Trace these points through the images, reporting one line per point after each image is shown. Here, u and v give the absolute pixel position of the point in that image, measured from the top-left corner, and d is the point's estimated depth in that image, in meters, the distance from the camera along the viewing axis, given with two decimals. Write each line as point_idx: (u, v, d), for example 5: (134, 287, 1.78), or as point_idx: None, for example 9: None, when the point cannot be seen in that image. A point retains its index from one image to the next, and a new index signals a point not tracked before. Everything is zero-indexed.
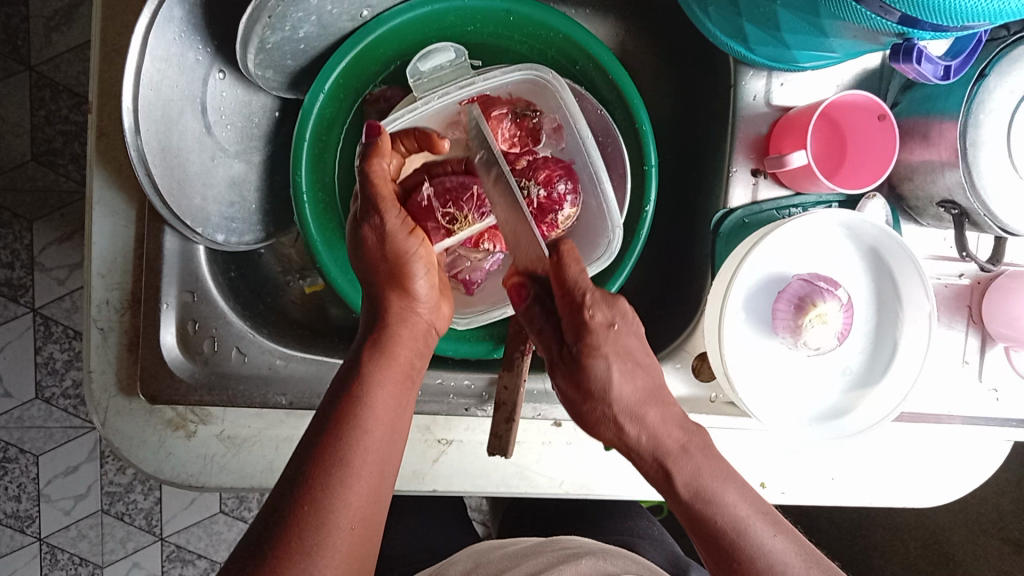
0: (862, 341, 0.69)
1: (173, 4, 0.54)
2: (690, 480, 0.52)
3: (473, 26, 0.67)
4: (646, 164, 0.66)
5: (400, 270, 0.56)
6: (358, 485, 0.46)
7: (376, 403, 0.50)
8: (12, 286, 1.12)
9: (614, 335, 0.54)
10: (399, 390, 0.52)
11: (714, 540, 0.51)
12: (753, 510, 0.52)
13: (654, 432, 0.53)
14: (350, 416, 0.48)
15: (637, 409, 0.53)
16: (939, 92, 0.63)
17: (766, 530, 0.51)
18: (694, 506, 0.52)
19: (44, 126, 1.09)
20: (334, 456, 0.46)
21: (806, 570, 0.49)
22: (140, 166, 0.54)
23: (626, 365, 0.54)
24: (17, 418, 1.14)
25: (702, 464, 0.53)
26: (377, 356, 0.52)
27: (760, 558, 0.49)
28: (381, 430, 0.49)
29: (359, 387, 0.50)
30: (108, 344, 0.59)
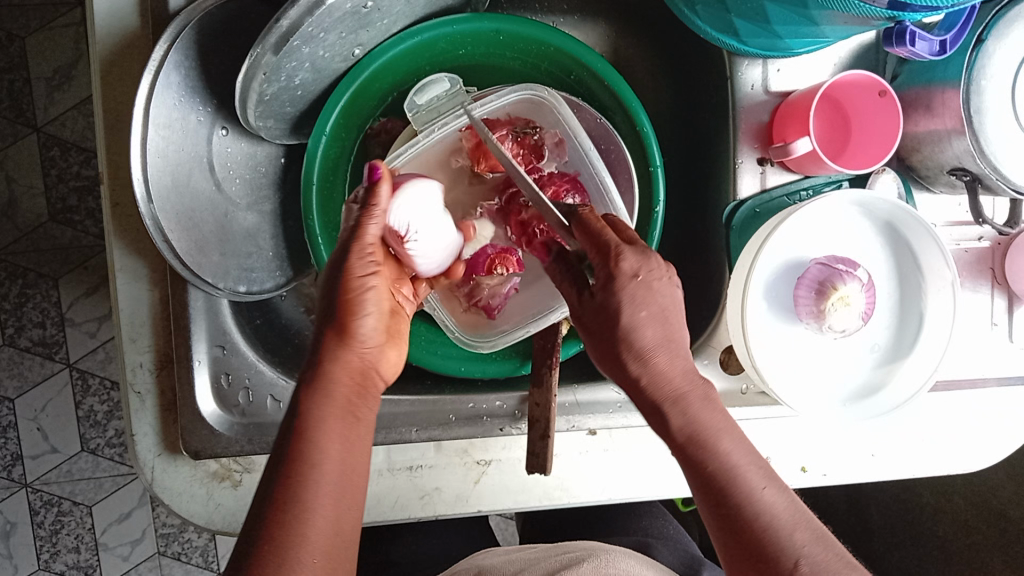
0: (887, 316, 0.68)
1: (169, 70, 0.55)
2: (689, 415, 0.49)
3: (464, 49, 0.67)
4: (651, 165, 0.67)
5: (349, 313, 0.51)
6: (315, 536, 0.43)
7: (317, 446, 0.46)
8: (46, 344, 1.15)
9: (642, 282, 0.49)
10: (344, 436, 0.47)
11: (706, 482, 0.49)
12: (745, 456, 0.49)
13: (664, 367, 0.49)
14: (298, 464, 0.45)
15: (654, 338, 0.50)
16: (937, 62, 0.63)
17: (759, 479, 0.48)
18: (688, 443, 0.49)
19: (58, 184, 1.12)
20: (285, 515, 0.43)
21: (793, 525, 0.47)
22: (158, 234, 0.55)
23: (652, 309, 0.50)
24: (67, 471, 1.17)
25: (703, 406, 0.50)
26: (314, 396, 0.48)
27: (748, 504, 0.47)
28: (329, 472, 0.45)
29: (302, 434, 0.46)
30: (145, 407, 0.61)
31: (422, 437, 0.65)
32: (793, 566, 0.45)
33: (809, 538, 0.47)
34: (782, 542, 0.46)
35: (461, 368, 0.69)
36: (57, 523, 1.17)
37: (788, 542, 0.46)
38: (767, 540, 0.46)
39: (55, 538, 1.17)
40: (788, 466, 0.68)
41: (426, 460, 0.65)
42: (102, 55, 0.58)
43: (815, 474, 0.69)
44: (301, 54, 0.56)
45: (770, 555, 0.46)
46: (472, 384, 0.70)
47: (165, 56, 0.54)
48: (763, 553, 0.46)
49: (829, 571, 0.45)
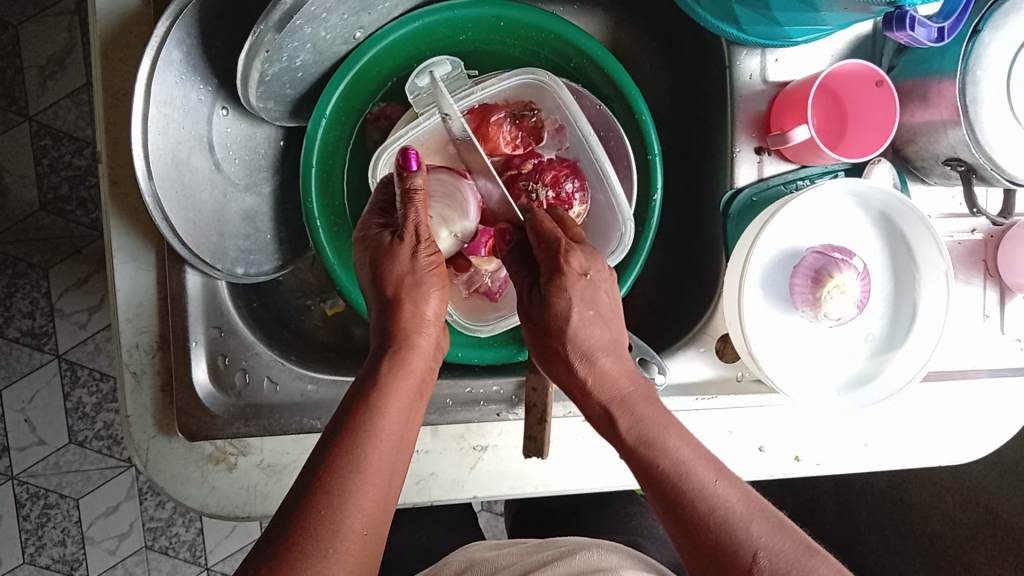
0: (881, 306, 0.69)
1: (172, 48, 0.54)
2: (632, 428, 0.51)
3: (464, 35, 0.68)
4: (649, 154, 0.67)
5: (409, 286, 0.55)
6: (370, 489, 0.45)
7: (389, 411, 0.49)
8: (35, 334, 1.14)
9: (587, 282, 0.55)
10: (407, 408, 0.50)
11: (658, 486, 0.48)
12: (694, 454, 0.49)
13: (604, 374, 0.53)
14: (364, 420, 0.47)
15: (595, 343, 0.54)
16: (934, 53, 0.63)
17: (710, 474, 0.48)
18: (639, 454, 0.49)
19: (49, 173, 1.11)
20: (346, 461, 0.45)
21: (747, 516, 0.46)
22: (157, 212, 0.55)
23: (586, 312, 0.54)
24: (54, 464, 1.16)
25: (651, 415, 0.51)
26: (390, 369, 0.52)
27: (698, 501, 0.46)
28: (392, 437, 0.48)
29: (373, 395, 0.49)
30: (141, 388, 0.60)
31: (419, 421, 0.65)
32: (751, 559, 0.44)
33: (765, 529, 0.45)
34: (737, 534, 0.45)
35: (460, 354, 0.67)
36: (43, 515, 1.16)
37: (743, 534, 0.45)
38: (721, 533, 0.45)
39: (41, 532, 1.16)
40: (783, 455, 0.69)
41: (422, 445, 0.64)
42: (103, 32, 0.58)
43: (810, 464, 0.69)
44: (303, 34, 0.56)
45: (727, 546, 0.45)
46: (469, 369, 0.70)
47: (167, 32, 0.53)
48: (719, 547, 0.45)
49: (789, 560, 0.44)
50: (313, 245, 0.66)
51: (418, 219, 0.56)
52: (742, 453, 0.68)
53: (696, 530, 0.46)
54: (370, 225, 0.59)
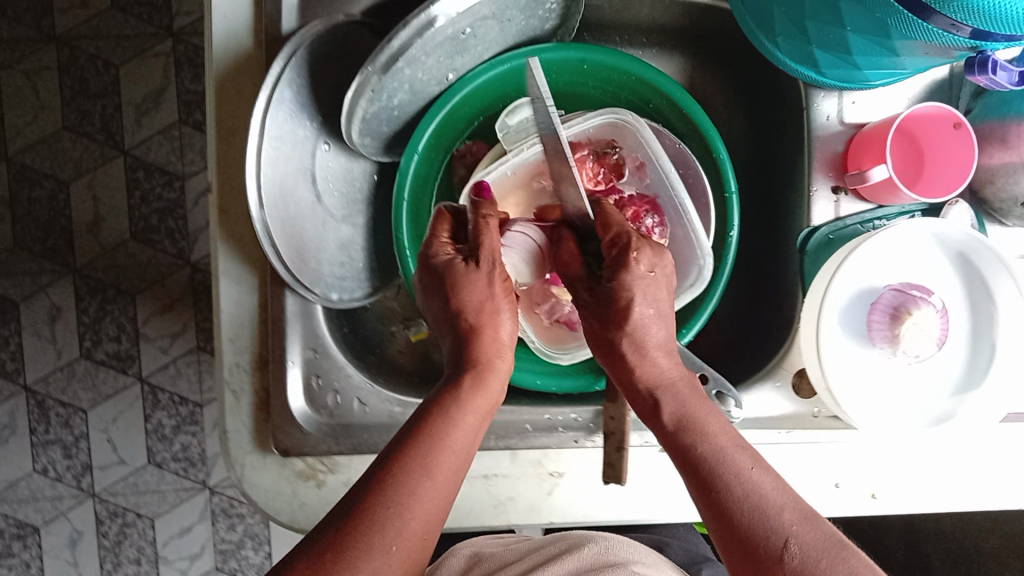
0: (960, 344, 0.69)
1: (284, 86, 0.59)
2: (676, 411, 0.55)
3: (549, 77, 0.71)
4: (727, 193, 0.69)
5: (490, 309, 0.58)
6: (432, 493, 0.48)
7: (463, 425, 0.52)
8: (120, 358, 1.19)
9: (648, 280, 0.58)
10: (479, 425, 0.54)
11: (698, 473, 0.51)
12: (730, 442, 0.52)
13: (658, 365, 0.57)
14: (440, 429, 0.51)
15: (653, 336, 0.58)
16: (1011, 96, 0.64)
17: (750, 464, 0.51)
18: (684, 437, 0.53)
19: (141, 205, 1.18)
20: (418, 463, 0.48)
21: (782, 507, 0.48)
22: (266, 238, 0.59)
23: (648, 309, 0.58)
24: (133, 483, 1.20)
25: (690, 401, 0.55)
26: (470, 386, 0.55)
27: (737, 485, 0.49)
28: (461, 450, 0.51)
29: (451, 408, 0.53)
30: (240, 404, 0.64)
31: (499, 445, 0.67)
32: (783, 545, 0.46)
33: (796, 521, 0.48)
34: (772, 520, 0.48)
35: (538, 381, 0.69)
36: (121, 533, 1.20)
37: (775, 521, 0.47)
38: (754, 521, 0.48)
39: (118, 549, 1.20)
40: (858, 492, 0.68)
41: (501, 469, 0.66)
42: (218, 72, 0.63)
43: (886, 502, 0.69)
44: (403, 75, 0.60)
45: (760, 533, 0.47)
46: (547, 397, 0.72)
47: (281, 72, 0.58)
48: (750, 534, 0.47)
49: (818, 549, 0.46)
50: (402, 273, 0.69)
51: (489, 248, 0.59)
52: (816, 488, 0.68)
53: (735, 516, 0.48)
54: (433, 250, 0.60)
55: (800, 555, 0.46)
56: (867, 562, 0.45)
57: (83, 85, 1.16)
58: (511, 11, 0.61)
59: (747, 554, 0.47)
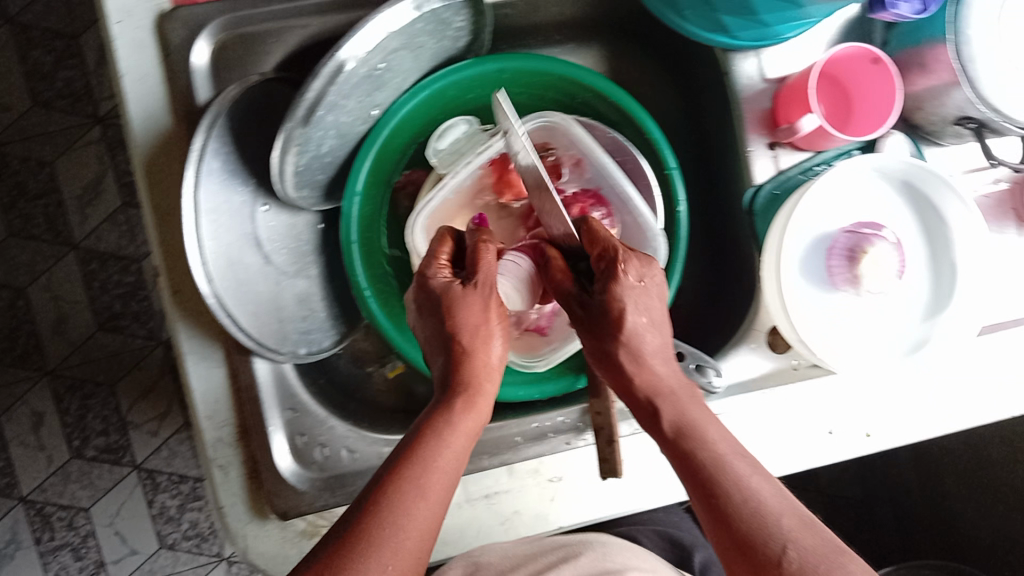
0: (921, 270, 0.70)
1: (210, 157, 0.59)
2: (673, 414, 0.53)
3: (472, 92, 0.71)
4: (667, 169, 0.69)
5: (482, 330, 0.58)
6: (426, 512, 0.48)
7: (452, 446, 0.51)
8: (111, 450, 1.18)
9: (639, 290, 0.57)
10: (468, 447, 0.53)
11: (695, 476, 0.49)
12: (731, 450, 0.51)
13: (654, 372, 0.56)
14: (430, 448, 0.50)
15: (648, 344, 0.57)
16: (922, 22, 0.65)
17: (747, 469, 0.49)
18: (681, 440, 0.52)
19: (102, 295, 1.16)
20: (410, 484, 0.48)
21: (780, 512, 0.46)
22: (221, 311, 0.59)
23: (642, 317, 0.57)
24: (148, 570, 1.19)
25: (694, 409, 0.54)
26: (460, 408, 0.54)
27: (737, 491, 0.47)
28: (453, 468, 0.51)
29: (440, 428, 0.52)
30: (230, 478, 0.63)
31: (495, 463, 0.67)
32: (781, 551, 0.44)
33: (796, 526, 0.46)
34: (770, 526, 0.45)
35: (521, 392, 0.69)
36: None
37: (775, 528, 0.45)
38: (754, 526, 0.46)
39: None
40: (852, 433, 0.70)
41: (502, 486, 0.66)
42: (143, 155, 0.62)
43: (881, 438, 0.70)
44: (326, 122, 0.59)
45: (758, 539, 0.45)
46: (534, 405, 0.72)
47: (204, 144, 0.58)
48: (751, 540, 0.45)
49: (818, 554, 0.44)
50: (366, 315, 0.69)
51: (487, 273, 0.59)
52: (811, 437, 0.70)
53: (730, 521, 0.47)
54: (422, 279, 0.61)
55: (799, 560, 0.44)
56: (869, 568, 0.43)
57: (21, 188, 1.15)
58: (420, 39, 0.60)
59: (748, 560, 0.45)
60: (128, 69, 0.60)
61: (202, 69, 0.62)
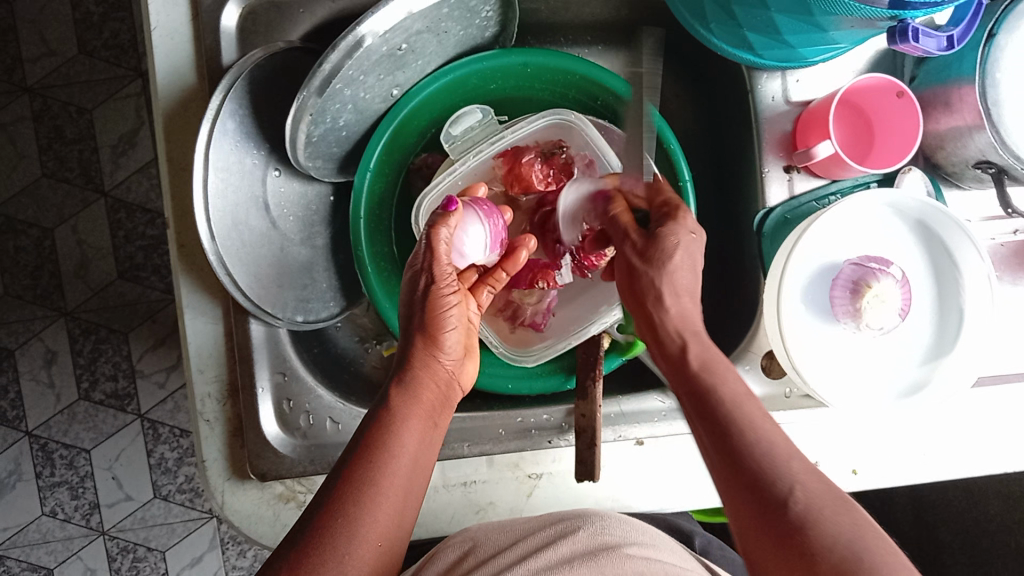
0: (927, 313, 0.69)
1: (226, 118, 0.60)
2: (702, 354, 0.53)
3: (495, 83, 0.71)
4: (681, 181, 0.70)
5: (432, 324, 0.58)
6: (385, 501, 0.48)
7: (405, 437, 0.52)
8: (118, 396, 1.21)
9: (693, 240, 0.56)
10: (422, 432, 0.54)
11: (715, 419, 0.48)
12: (750, 399, 0.50)
13: (687, 312, 0.56)
14: (381, 442, 0.51)
15: (681, 282, 0.56)
16: (952, 60, 0.64)
17: (761, 416, 0.48)
18: (702, 378, 0.51)
19: (125, 244, 1.19)
20: (363, 476, 0.48)
21: (791, 457, 0.45)
22: (221, 268, 0.60)
23: (687, 261, 0.56)
24: (141, 518, 1.21)
25: (712, 352, 0.54)
26: (403, 397, 0.55)
27: (749, 433, 0.46)
28: (410, 457, 0.51)
29: (388, 423, 0.53)
30: (214, 434, 0.65)
31: (474, 452, 0.68)
32: (788, 492, 0.43)
33: (805, 471, 0.45)
34: (779, 469, 0.44)
35: (510, 386, 0.70)
36: (133, 568, 1.21)
37: (785, 470, 0.44)
38: (765, 468, 0.45)
39: None
40: (839, 468, 0.69)
41: (480, 476, 0.67)
42: (164, 110, 0.63)
43: (868, 476, 0.69)
44: (344, 96, 0.61)
45: (768, 480, 0.44)
46: (521, 399, 0.72)
47: (221, 104, 0.59)
48: (761, 478, 0.44)
49: (824, 501, 0.42)
50: (366, 289, 0.70)
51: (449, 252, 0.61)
52: None
53: (741, 460, 0.46)
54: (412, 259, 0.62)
55: (805, 502, 0.42)
56: (871, 520, 0.42)
57: (59, 132, 1.17)
58: (446, 24, 0.61)
59: (756, 503, 0.43)
60: (160, 23, 0.63)
61: (230, 31, 0.64)
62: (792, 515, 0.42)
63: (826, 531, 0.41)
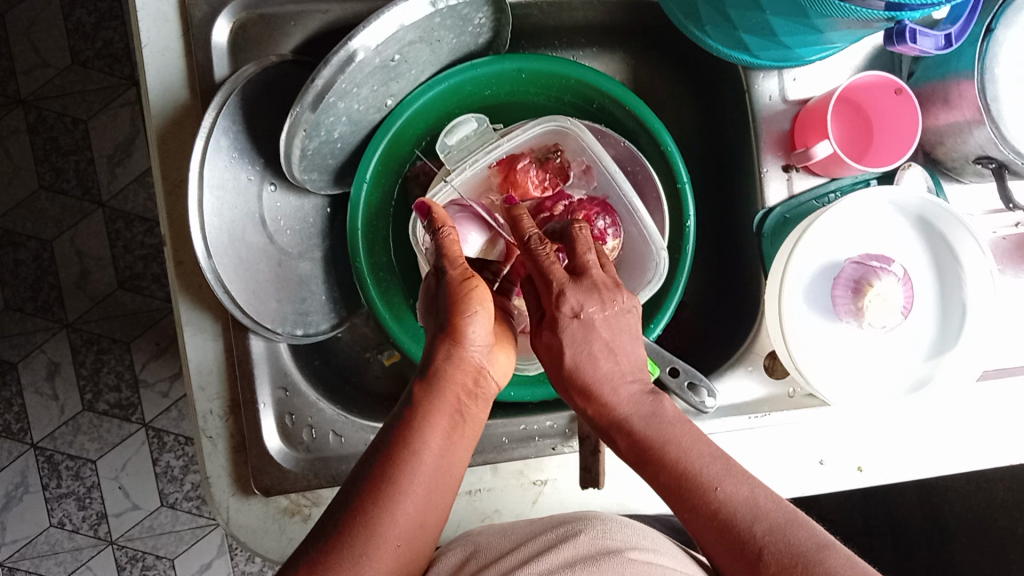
0: (929, 308, 0.68)
1: (219, 135, 0.59)
2: (634, 430, 0.52)
3: (490, 89, 0.71)
4: (679, 182, 0.69)
5: (455, 311, 0.56)
6: (406, 503, 0.48)
7: (429, 437, 0.51)
8: (122, 406, 1.21)
9: (579, 326, 0.54)
10: (447, 431, 0.53)
11: (669, 488, 0.49)
12: (702, 456, 0.50)
13: (611, 394, 0.54)
14: (405, 442, 0.51)
15: (592, 373, 0.54)
16: (950, 55, 0.64)
17: (716, 472, 0.49)
18: (648, 449, 0.51)
19: (125, 254, 1.19)
20: (383, 478, 0.49)
21: (751, 514, 0.46)
22: (219, 286, 0.59)
23: (583, 350, 0.54)
24: (148, 526, 1.21)
25: (650, 423, 0.52)
26: (429, 395, 0.54)
27: (704, 499, 0.47)
28: (433, 457, 0.51)
29: (413, 421, 0.52)
30: (217, 450, 0.65)
31: (478, 461, 0.67)
32: (757, 555, 0.44)
33: (767, 524, 0.45)
34: (741, 531, 0.45)
35: (512, 393, 0.70)
36: None
37: (746, 533, 0.45)
38: (728, 532, 0.46)
39: None
40: (844, 467, 0.68)
41: (485, 484, 0.67)
42: (158, 127, 0.63)
43: (873, 474, 0.69)
44: (337, 109, 0.60)
45: (735, 545, 0.45)
46: (524, 406, 0.72)
47: (214, 122, 0.58)
48: (728, 544, 0.46)
49: (793, 555, 0.43)
50: (365, 301, 0.70)
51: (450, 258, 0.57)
52: (802, 466, 0.68)
53: (705, 527, 0.47)
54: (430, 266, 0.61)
55: (775, 562, 0.44)
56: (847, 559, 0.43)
57: (55, 143, 1.17)
58: (438, 33, 0.60)
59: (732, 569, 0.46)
60: (150, 40, 0.62)
61: (221, 45, 0.64)
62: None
63: None
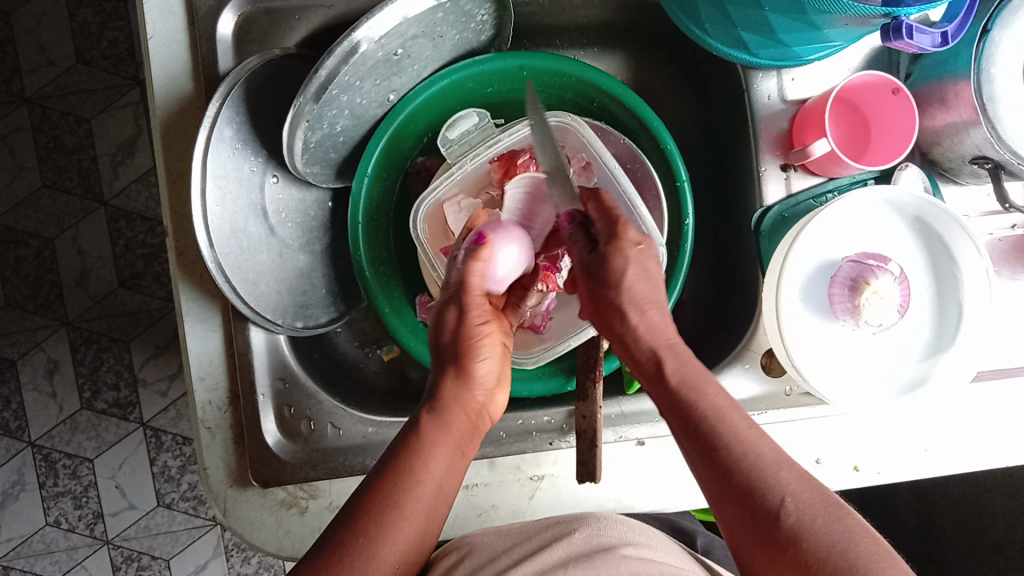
0: (925, 308, 0.69)
1: (223, 125, 0.60)
2: (677, 368, 0.54)
3: (492, 86, 0.72)
4: (678, 182, 0.69)
5: (466, 349, 0.58)
6: (407, 526, 0.48)
7: (432, 466, 0.52)
8: (121, 405, 1.21)
9: (642, 250, 0.59)
10: (449, 461, 0.54)
11: (695, 432, 0.50)
12: (730, 408, 0.51)
13: (654, 325, 0.57)
14: (409, 467, 0.51)
15: (641, 294, 0.58)
16: (947, 56, 0.64)
17: (743, 423, 0.49)
18: (682, 393, 0.52)
19: (126, 252, 1.19)
20: (387, 497, 0.49)
21: (775, 465, 0.46)
22: (220, 275, 0.60)
23: (639, 271, 0.58)
24: (145, 526, 1.21)
25: (691, 366, 0.54)
26: (433, 426, 0.54)
27: (731, 443, 0.48)
28: (434, 486, 0.51)
29: (418, 448, 0.53)
30: (216, 441, 0.65)
31: (477, 455, 0.68)
32: (779, 503, 0.44)
33: (791, 476, 0.46)
34: (766, 480, 0.46)
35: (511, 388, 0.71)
36: None
37: (771, 481, 0.45)
38: (752, 478, 0.46)
39: None
40: (840, 466, 0.68)
41: (481, 478, 0.67)
42: (162, 118, 0.64)
43: (870, 473, 0.69)
44: (340, 102, 0.60)
45: (756, 492, 0.45)
46: (521, 401, 0.72)
47: (218, 112, 0.59)
48: (748, 492, 0.45)
49: (812, 509, 0.44)
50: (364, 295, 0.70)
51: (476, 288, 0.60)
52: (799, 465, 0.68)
53: (727, 472, 0.47)
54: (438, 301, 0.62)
55: (796, 512, 0.44)
56: (862, 523, 0.43)
57: (58, 142, 1.18)
58: (441, 28, 0.61)
59: (747, 516, 0.45)
60: (156, 33, 0.63)
61: (226, 39, 0.64)
62: (784, 528, 0.43)
63: (817, 541, 0.42)
